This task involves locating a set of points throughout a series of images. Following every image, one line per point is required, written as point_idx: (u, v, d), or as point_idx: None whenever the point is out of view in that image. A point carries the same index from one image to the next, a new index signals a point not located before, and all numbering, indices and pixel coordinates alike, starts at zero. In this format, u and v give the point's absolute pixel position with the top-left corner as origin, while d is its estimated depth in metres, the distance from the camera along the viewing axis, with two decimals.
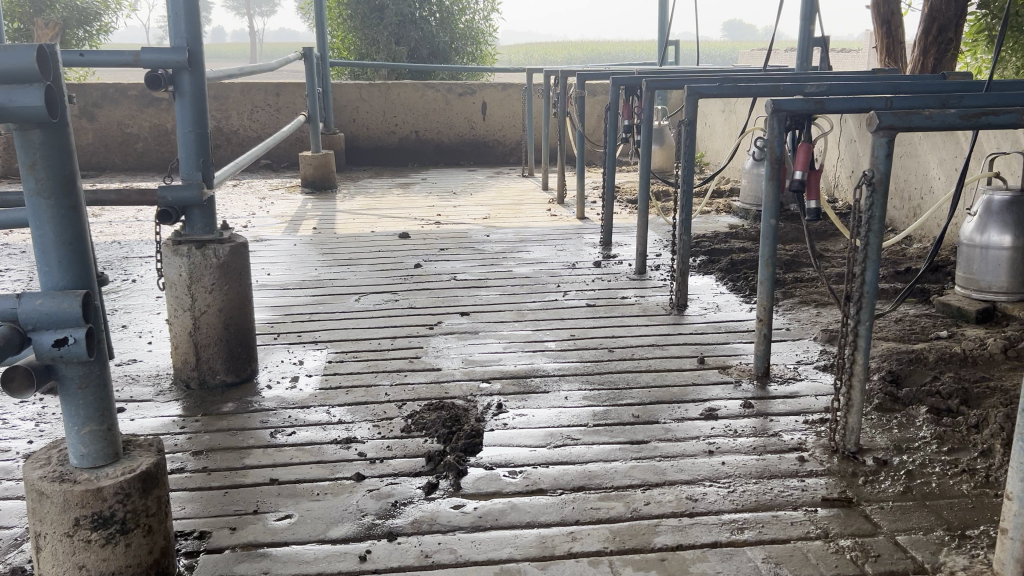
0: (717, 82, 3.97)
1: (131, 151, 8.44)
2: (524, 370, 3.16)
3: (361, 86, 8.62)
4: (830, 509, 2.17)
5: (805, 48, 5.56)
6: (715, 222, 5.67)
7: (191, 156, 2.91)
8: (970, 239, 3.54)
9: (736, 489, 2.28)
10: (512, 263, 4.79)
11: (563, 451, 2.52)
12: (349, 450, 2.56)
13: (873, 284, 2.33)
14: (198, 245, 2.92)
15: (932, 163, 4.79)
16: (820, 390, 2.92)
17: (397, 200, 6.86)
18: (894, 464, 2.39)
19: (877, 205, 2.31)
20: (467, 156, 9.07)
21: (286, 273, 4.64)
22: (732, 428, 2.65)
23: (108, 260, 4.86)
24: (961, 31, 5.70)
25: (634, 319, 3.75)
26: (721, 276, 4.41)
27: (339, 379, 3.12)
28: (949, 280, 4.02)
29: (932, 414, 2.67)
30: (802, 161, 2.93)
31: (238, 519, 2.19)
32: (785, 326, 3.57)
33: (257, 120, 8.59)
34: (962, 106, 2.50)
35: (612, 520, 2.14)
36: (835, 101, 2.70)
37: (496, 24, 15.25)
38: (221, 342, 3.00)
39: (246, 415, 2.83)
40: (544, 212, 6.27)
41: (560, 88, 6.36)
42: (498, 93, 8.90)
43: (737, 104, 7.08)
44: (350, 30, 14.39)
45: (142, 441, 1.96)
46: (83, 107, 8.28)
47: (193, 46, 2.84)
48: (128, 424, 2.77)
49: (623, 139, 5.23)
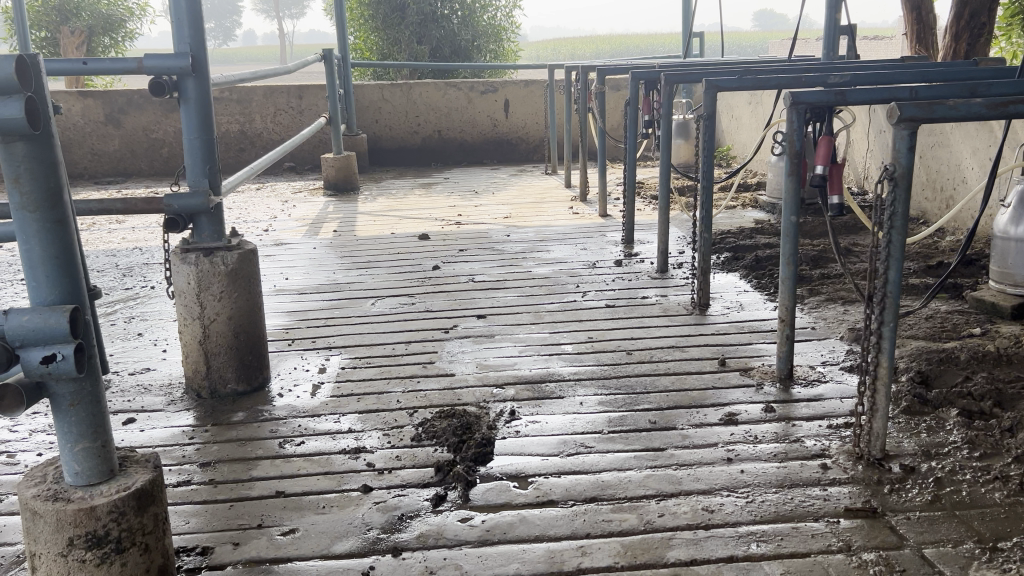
0: (736, 75, 3.86)
1: (157, 156, 8.51)
2: (538, 375, 3.09)
3: (383, 86, 8.58)
4: (853, 520, 2.07)
5: (831, 37, 5.40)
6: (741, 217, 5.55)
7: (198, 164, 2.88)
8: (1004, 232, 3.40)
9: (755, 499, 2.19)
10: (531, 264, 4.72)
11: (576, 460, 2.44)
12: (358, 460, 2.51)
13: (897, 284, 2.23)
14: (206, 253, 2.89)
15: (964, 152, 4.63)
16: (845, 393, 2.82)
17: (418, 201, 6.82)
18: (922, 470, 2.28)
19: (899, 200, 2.19)
20: (490, 154, 9.01)
21: (304, 277, 4.61)
22: (753, 434, 2.55)
23: (129, 267, 4.87)
24: (994, 16, 5.51)
25: (654, 320, 3.66)
26: (745, 273, 4.30)
27: (352, 386, 3.07)
28: (983, 274, 3.87)
29: (963, 417, 2.55)
30: (823, 155, 2.82)
31: (242, 534, 2.15)
32: (809, 325, 3.46)
33: (280, 124, 8.61)
34: (991, 94, 2.36)
35: (624, 534, 2.07)
36: (856, 92, 2.59)
37: (518, 20, 15.22)
38: (232, 350, 2.97)
39: (255, 424, 2.79)
40: (565, 210, 6.18)
41: (581, 84, 6.26)
42: (521, 90, 8.83)
43: (762, 96, 6.93)
44: (373, 30, 14.38)
45: (138, 457, 1.93)
46: (109, 114, 8.35)
47: (196, 52, 2.80)
48: (137, 434, 2.75)
49: (643, 134, 5.13)
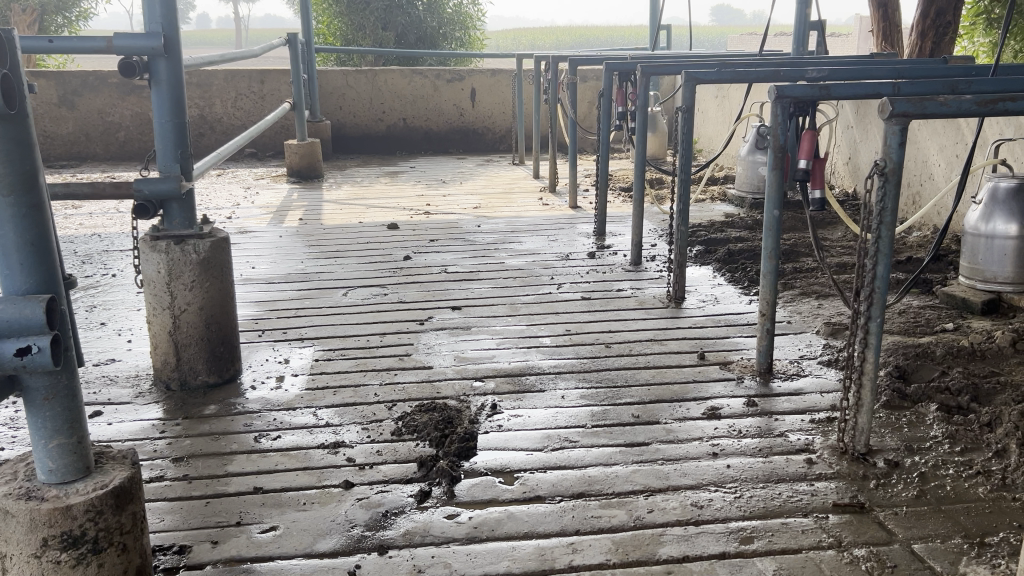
0: (714, 68, 3.84)
1: (112, 140, 8.26)
2: (518, 368, 3.05)
3: (347, 72, 8.45)
4: (842, 516, 2.08)
5: (801, 32, 5.42)
6: (710, 211, 5.57)
7: (168, 148, 2.78)
8: (975, 229, 3.44)
9: (743, 494, 2.18)
10: (504, 255, 4.67)
11: (561, 454, 2.41)
12: (337, 455, 2.45)
13: (884, 279, 2.23)
14: (176, 240, 2.79)
15: (932, 149, 4.69)
16: (824, 387, 2.83)
17: (385, 190, 6.72)
18: (905, 465, 2.29)
19: (888, 196, 2.20)
20: (456, 143, 8.94)
21: (271, 266, 4.51)
22: (736, 428, 2.55)
23: (88, 254, 4.71)
24: (960, 15, 5.59)
25: (631, 312, 3.65)
26: (718, 267, 4.31)
27: (327, 379, 3.00)
28: (952, 271, 3.93)
29: (942, 412, 2.58)
30: (806, 149, 2.81)
31: (220, 532, 2.08)
32: (785, 319, 3.48)
33: (241, 109, 8.42)
34: (972, 91, 2.36)
35: (614, 530, 2.04)
36: (841, 86, 2.58)
37: (483, 9, 15.10)
38: (202, 341, 2.88)
39: (228, 418, 2.71)
40: (535, 201, 6.14)
41: (551, 74, 6.20)
42: (487, 79, 8.75)
43: (730, 90, 6.96)
44: (336, 15, 14.17)
45: (115, 453, 1.84)
46: (63, 96, 8.08)
47: (168, 32, 2.70)
48: (104, 428, 2.65)
49: (616, 126, 5.10)
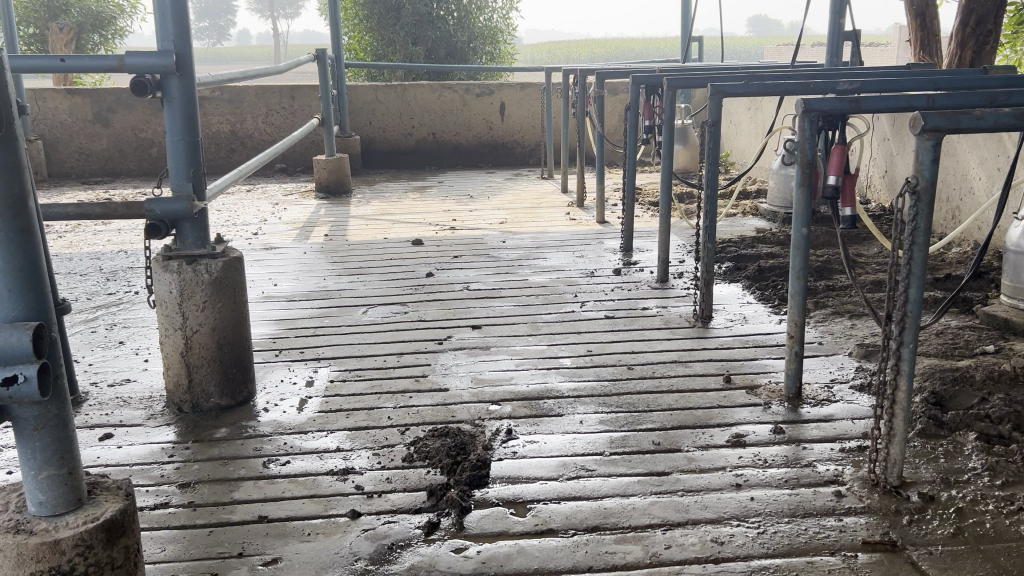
0: (743, 80, 3.73)
1: (145, 156, 8.35)
2: (537, 391, 2.96)
3: (376, 87, 8.46)
4: (872, 555, 1.95)
5: (836, 42, 5.27)
6: (742, 226, 5.44)
7: (181, 167, 2.74)
8: (1018, 246, 3.28)
9: (767, 530, 2.07)
10: (528, 271, 4.59)
11: (577, 484, 2.32)
12: (346, 482, 2.38)
13: (917, 302, 2.10)
14: (189, 261, 2.76)
15: (972, 162, 4.52)
16: (856, 413, 2.70)
17: (412, 205, 6.69)
18: (941, 500, 2.16)
19: (921, 215, 2.07)
20: (485, 157, 8.90)
21: (293, 283, 4.48)
22: (762, 458, 2.43)
23: (114, 271, 4.72)
24: (1001, 23, 5.41)
25: (655, 332, 3.55)
26: (747, 284, 4.19)
27: (341, 402, 2.93)
28: (993, 289, 3.77)
29: (982, 442, 2.44)
30: (835, 165, 2.69)
31: (221, 563, 2.01)
32: (817, 339, 3.35)
33: (272, 124, 8.47)
34: (1012, 103, 2.23)
35: (628, 567, 1.94)
36: (871, 99, 2.46)
37: (514, 22, 15.07)
38: (215, 361, 2.83)
39: (239, 441, 2.65)
40: (562, 216, 6.07)
41: (579, 88, 6.12)
42: (517, 93, 8.71)
43: (764, 102, 6.83)
44: (367, 30, 14.32)
45: (110, 483, 1.79)
46: (97, 112, 8.19)
47: (181, 50, 2.66)
48: (113, 451, 2.60)
49: (642, 140, 5.01)
